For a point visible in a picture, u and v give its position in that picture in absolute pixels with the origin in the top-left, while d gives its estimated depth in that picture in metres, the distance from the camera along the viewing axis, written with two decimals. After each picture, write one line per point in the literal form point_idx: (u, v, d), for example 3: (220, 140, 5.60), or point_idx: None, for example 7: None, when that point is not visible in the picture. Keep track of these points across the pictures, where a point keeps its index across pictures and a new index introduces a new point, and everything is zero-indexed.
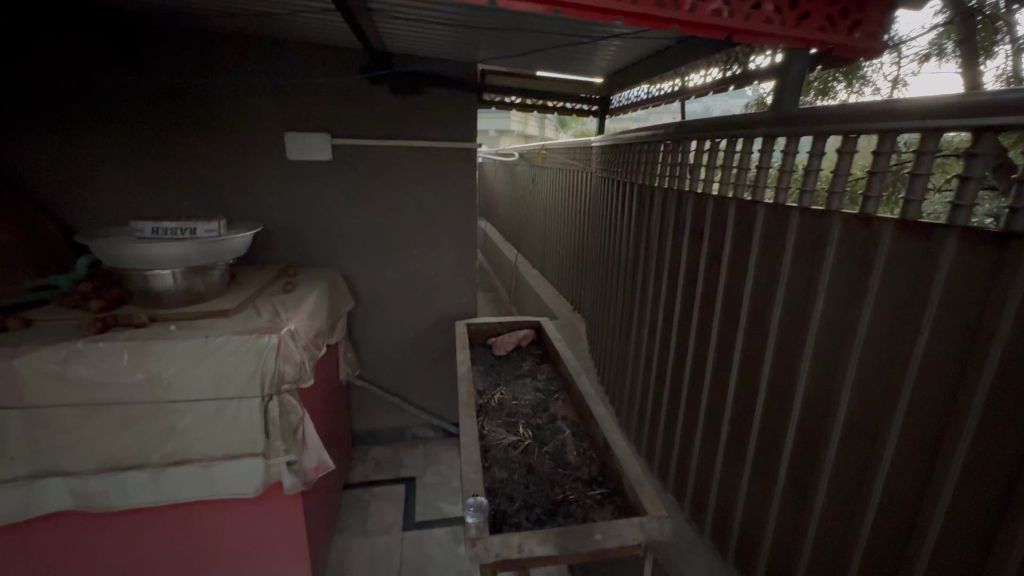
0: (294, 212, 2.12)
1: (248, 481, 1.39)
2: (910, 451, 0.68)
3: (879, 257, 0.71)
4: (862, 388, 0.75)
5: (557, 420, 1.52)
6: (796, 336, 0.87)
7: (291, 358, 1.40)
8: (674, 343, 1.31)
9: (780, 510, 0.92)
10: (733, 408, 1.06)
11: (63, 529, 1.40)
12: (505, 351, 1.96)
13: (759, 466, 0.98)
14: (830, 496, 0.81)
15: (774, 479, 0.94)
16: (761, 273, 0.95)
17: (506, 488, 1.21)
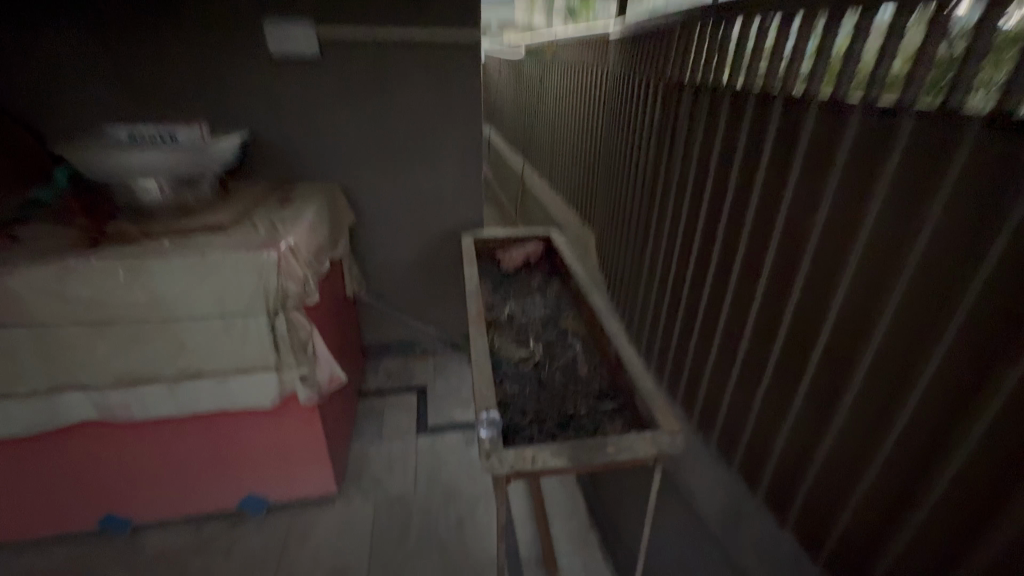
0: (284, 116, 1.95)
1: (262, 393, 1.42)
2: (938, 395, 0.65)
3: (955, 166, 0.61)
4: (897, 326, 0.70)
5: (567, 335, 1.51)
6: (838, 253, 0.79)
7: (293, 273, 1.35)
8: (695, 259, 1.24)
9: (795, 428, 0.92)
10: (755, 328, 1.02)
11: (92, 436, 1.46)
12: (514, 266, 1.91)
13: (777, 385, 0.96)
14: (846, 427, 0.80)
15: (793, 399, 0.92)
16: (804, 183, 0.86)
17: (518, 402, 1.22)
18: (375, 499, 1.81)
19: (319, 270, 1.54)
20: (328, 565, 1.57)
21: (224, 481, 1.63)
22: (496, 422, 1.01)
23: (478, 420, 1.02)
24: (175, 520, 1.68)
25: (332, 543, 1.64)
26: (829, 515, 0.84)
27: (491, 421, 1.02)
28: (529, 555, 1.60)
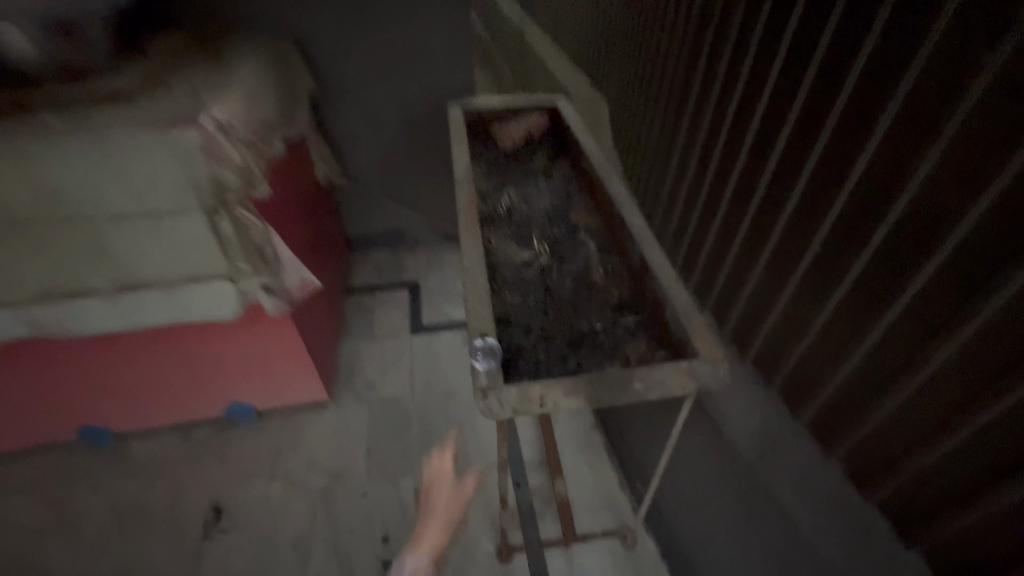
0: None
1: (222, 304, 1.20)
2: (996, 435, 0.60)
3: None
4: (964, 354, 0.62)
5: (578, 231, 1.25)
6: (962, 194, 0.60)
7: (230, 157, 1.04)
8: (755, 132, 0.94)
9: (854, 368, 0.77)
10: (831, 236, 0.78)
11: (41, 350, 1.30)
12: (512, 144, 1.59)
13: (842, 320, 0.78)
14: (881, 429, 0.74)
15: (860, 337, 0.75)
16: (909, 115, 0.65)
17: (520, 317, 1.02)
18: (369, 401, 1.71)
19: (268, 152, 1.22)
20: (323, 471, 1.52)
21: (203, 392, 1.51)
22: (496, 352, 0.81)
23: (474, 350, 0.81)
24: (161, 429, 1.60)
25: (326, 448, 1.57)
26: (893, 460, 0.74)
27: (489, 350, 0.81)
28: (531, 458, 1.54)
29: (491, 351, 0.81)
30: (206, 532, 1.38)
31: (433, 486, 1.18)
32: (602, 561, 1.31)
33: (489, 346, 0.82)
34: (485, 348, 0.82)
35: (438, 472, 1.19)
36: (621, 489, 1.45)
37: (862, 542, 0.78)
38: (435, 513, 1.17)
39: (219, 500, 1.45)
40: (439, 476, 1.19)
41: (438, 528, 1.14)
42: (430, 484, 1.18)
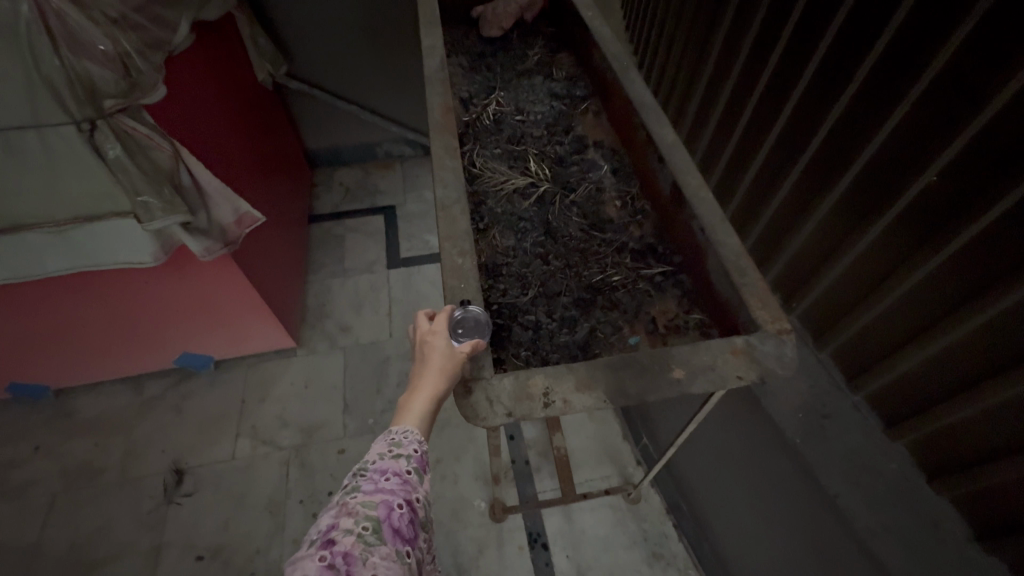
0: None
1: (132, 244, 0.94)
2: None
3: None
4: None
5: (586, 149, 0.98)
6: None
7: (92, 43, 0.72)
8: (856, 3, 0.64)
9: (948, 355, 0.59)
10: (938, 185, 0.57)
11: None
12: (500, 31, 1.23)
13: (945, 286, 0.58)
14: (950, 430, 0.61)
15: (976, 309, 0.55)
16: None
17: (512, 267, 0.79)
18: (343, 346, 1.53)
19: (161, 38, 0.89)
20: (295, 425, 1.36)
21: (146, 342, 1.30)
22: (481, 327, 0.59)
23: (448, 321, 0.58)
24: (107, 381, 1.41)
25: (297, 400, 1.41)
26: (987, 457, 0.58)
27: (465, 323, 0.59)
28: None
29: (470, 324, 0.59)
30: (168, 496, 1.25)
31: (431, 336, 0.55)
32: (602, 517, 1.22)
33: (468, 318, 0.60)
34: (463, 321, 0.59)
35: (435, 320, 0.57)
36: (623, 439, 1.33)
37: (921, 545, 0.64)
38: (432, 362, 0.54)
39: (181, 461, 1.30)
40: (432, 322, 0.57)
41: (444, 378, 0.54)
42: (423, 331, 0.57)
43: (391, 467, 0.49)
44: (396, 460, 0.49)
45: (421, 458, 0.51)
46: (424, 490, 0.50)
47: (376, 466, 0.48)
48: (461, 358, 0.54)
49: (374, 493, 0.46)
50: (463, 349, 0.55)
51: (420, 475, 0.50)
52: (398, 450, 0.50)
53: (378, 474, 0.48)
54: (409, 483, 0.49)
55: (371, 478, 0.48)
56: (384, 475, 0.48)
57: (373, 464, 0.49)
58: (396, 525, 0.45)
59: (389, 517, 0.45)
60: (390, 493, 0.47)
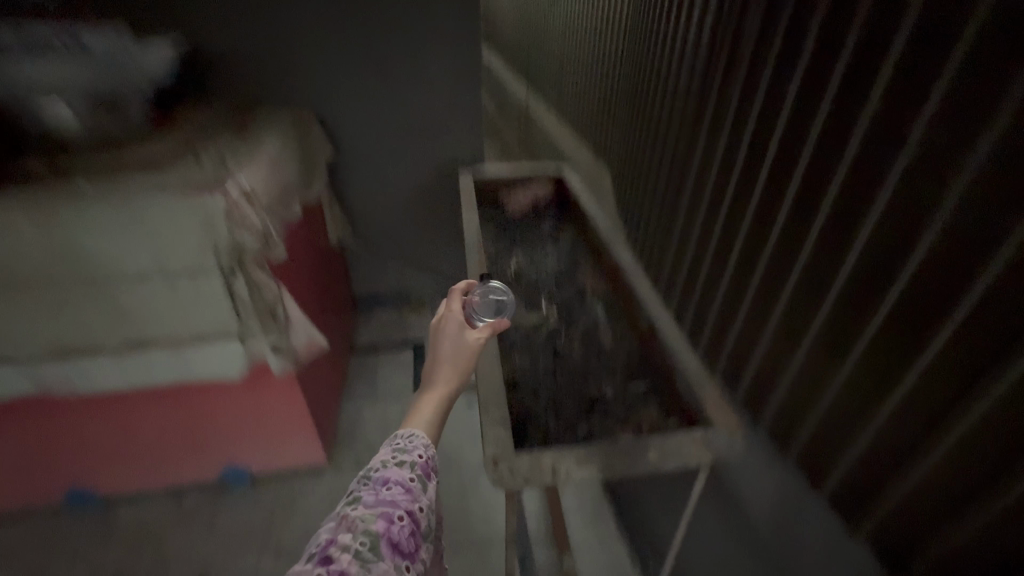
0: (231, 26, 1.55)
1: (226, 361, 1.19)
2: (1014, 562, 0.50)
3: None
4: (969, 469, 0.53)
5: (586, 295, 1.28)
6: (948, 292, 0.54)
7: (250, 222, 1.08)
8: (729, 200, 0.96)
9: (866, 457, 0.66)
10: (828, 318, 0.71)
11: (41, 411, 1.27)
12: (521, 211, 1.68)
13: (971, 275, 0.52)
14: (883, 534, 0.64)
15: (879, 406, 0.63)
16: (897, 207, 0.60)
17: (527, 379, 1.01)
18: None
19: (284, 215, 1.27)
20: None
21: (200, 453, 1.47)
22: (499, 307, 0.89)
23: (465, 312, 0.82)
24: (152, 493, 1.54)
25: (321, 516, 1.50)
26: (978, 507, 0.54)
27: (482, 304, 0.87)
28: (538, 533, 1.45)
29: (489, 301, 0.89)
30: None
31: (446, 327, 0.77)
32: None
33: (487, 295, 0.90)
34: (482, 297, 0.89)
35: (451, 312, 0.79)
36: (633, 568, 1.36)
37: None
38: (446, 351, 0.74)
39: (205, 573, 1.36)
40: (447, 316, 0.79)
41: (451, 376, 0.73)
42: (438, 327, 0.78)
43: (395, 477, 0.61)
44: (400, 471, 0.62)
45: (422, 467, 0.64)
46: (421, 501, 0.61)
47: (382, 474, 0.61)
48: (467, 347, 0.75)
49: (377, 504, 0.58)
50: (468, 340, 0.75)
51: (420, 484, 0.62)
52: (402, 459, 0.63)
53: (383, 482, 0.60)
54: (411, 493, 0.61)
55: (377, 487, 0.59)
56: (388, 484, 0.60)
57: (379, 474, 0.61)
58: (394, 536, 0.56)
59: (390, 528, 0.56)
60: (391, 503, 0.58)
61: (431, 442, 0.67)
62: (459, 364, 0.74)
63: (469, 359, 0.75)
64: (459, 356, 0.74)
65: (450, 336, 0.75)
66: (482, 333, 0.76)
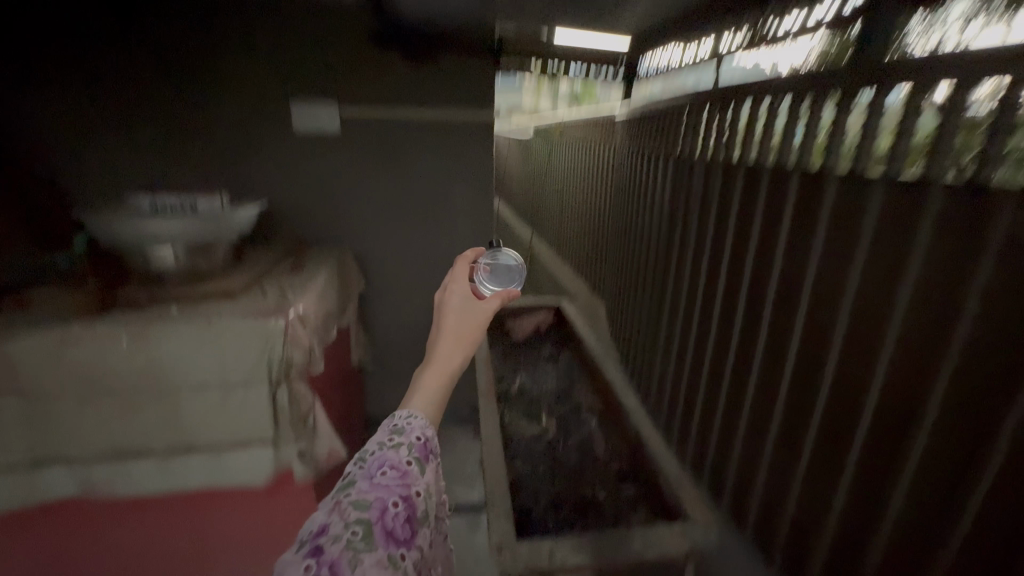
0: (295, 189, 1.94)
1: (258, 468, 1.32)
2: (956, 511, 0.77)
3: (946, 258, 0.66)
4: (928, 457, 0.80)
5: (581, 410, 1.52)
6: None
7: (300, 342, 1.32)
8: None
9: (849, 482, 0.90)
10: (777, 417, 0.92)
11: (59, 523, 1.30)
12: (524, 336, 1.96)
13: None
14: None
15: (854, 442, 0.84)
16: None
17: (529, 483, 1.23)
18: None
19: (324, 337, 1.51)
20: None
21: (209, 568, 1.48)
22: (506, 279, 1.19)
23: (468, 286, 1.08)
24: None
25: None
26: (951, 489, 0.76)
27: (484, 276, 1.16)
28: None
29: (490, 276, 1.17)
30: None
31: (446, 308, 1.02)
32: None
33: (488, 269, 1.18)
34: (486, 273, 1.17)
35: (449, 296, 1.04)
36: None
37: None
38: (445, 324, 0.99)
39: None
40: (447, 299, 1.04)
41: (454, 349, 0.96)
42: (446, 305, 1.02)
43: (389, 464, 0.77)
44: (394, 457, 0.78)
45: (415, 451, 0.81)
46: (411, 486, 0.77)
47: (378, 461, 0.77)
48: (464, 319, 1.00)
49: (371, 490, 0.73)
50: (465, 316, 1.00)
51: (414, 466, 0.79)
52: (398, 444, 0.80)
53: (378, 468, 0.76)
54: (404, 476, 0.77)
55: (373, 473, 0.75)
56: (383, 469, 0.76)
57: (376, 461, 0.77)
58: (384, 519, 0.70)
59: (381, 512, 0.71)
60: (383, 489, 0.73)
61: (423, 424, 0.85)
62: (461, 336, 0.98)
63: (468, 331, 0.99)
64: (462, 329, 0.98)
65: (454, 313, 1.00)
66: (482, 308, 1.02)
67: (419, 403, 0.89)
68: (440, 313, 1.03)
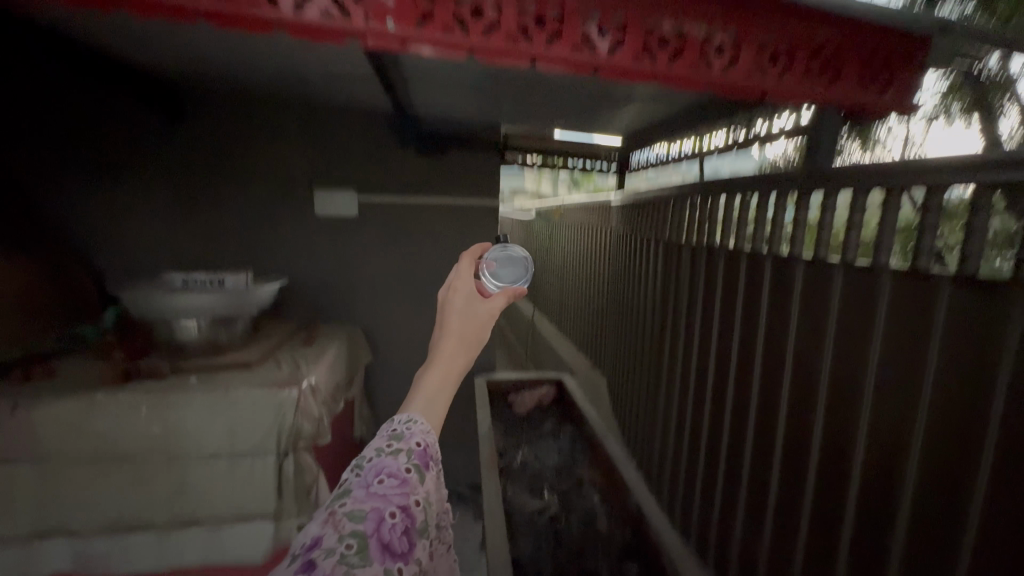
0: (313, 267, 2.08)
1: (256, 544, 1.31)
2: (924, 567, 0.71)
3: (879, 311, 0.74)
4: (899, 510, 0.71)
5: (584, 485, 1.51)
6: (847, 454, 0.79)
7: (311, 412, 1.36)
8: (696, 396, 1.24)
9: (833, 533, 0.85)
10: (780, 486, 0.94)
11: None
12: (527, 410, 1.96)
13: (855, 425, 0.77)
14: None
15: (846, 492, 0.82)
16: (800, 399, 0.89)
17: (530, 560, 1.20)
18: None
19: (333, 409, 1.55)
20: None
21: None
22: (513, 278, 0.97)
23: (475, 281, 0.94)
24: None
25: None
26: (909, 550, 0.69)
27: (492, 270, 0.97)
28: None
29: (494, 275, 0.96)
30: None
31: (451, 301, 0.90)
32: None
33: (490, 267, 0.96)
34: (488, 271, 0.96)
35: (454, 290, 0.91)
36: None
37: None
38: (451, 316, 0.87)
39: None
40: (452, 294, 0.91)
41: (458, 351, 0.85)
42: (448, 305, 0.90)
43: (386, 470, 0.64)
44: (392, 463, 0.66)
45: (415, 456, 0.68)
46: (413, 496, 0.64)
47: (373, 467, 0.65)
48: (470, 317, 0.88)
49: (366, 499, 0.60)
50: (473, 313, 0.88)
51: (414, 474, 0.67)
52: (396, 449, 0.68)
53: (374, 475, 0.64)
54: (403, 483, 0.64)
55: (368, 481, 0.63)
56: (379, 477, 0.64)
57: (373, 465, 0.65)
58: (383, 532, 0.57)
59: (377, 525, 0.58)
60: (381, 498, 0.61)
61: (424, 429, 0.73)
62: (464, 338, 0.86)
63: (473, 334, 0.87)
64: (465, 330, 0.86)
65: (457, 314, 0.87)
66: (487, 308, 0.90)
67: (421, 406, 0.77)
68: (441, 315, 0.90)
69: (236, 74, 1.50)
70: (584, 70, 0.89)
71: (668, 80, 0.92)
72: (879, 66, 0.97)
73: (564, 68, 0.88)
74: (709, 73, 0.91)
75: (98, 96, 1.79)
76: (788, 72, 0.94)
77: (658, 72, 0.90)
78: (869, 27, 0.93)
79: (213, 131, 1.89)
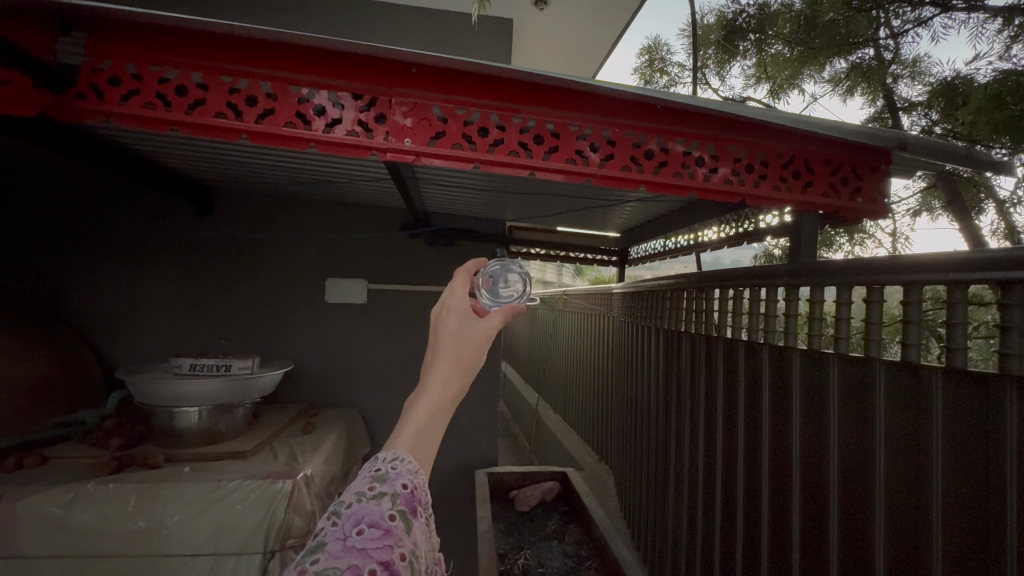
0: (319, 352, 2.11)
1: None
2: None
3: (879, 405, 0.72)
4: None
5: None
6: (865, 559, 0.74)
7: (303, 506, 1.29)
8: (707, 491, 1.19)
9: None
10: None
11: None
12: (528, 506, 1.86)
13: (870, 528, 0.73)
14: None
15: None
16: (811, 499, 0.85)
17: None
18: None
19: (326, 502, 1.48)
20: None
21: None
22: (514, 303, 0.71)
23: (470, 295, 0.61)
24: None
25: None
26: None
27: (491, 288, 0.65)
28: None
29: (496, 291, 0.69)
30: None
31: (444, 313, 0.57)
32: None
33: (493, 277, 0.69)
34: (489, 283, 0.67)
35: (449, 297, 0.58)
36: None
37: None
38: (444, 339, 0.55)
39: None
40: (445, 304, 0.58)
41: (451, 379, 0.55)
42: (438, 320, 0.57)
43: (368, 516, 0.46)
44: (374, 507, 0.47)
45: (405, 500, 0.48)
46: (406, 543, 0.46)
47: (351, 513, 0.46)
48: (473, 341, 0.56)
49: (341, 555, 0.43)
50: (476, 335, 0.56)
51: (403, 523, 0.47)
52: (379, 491, 0.48)
53: (352, 523, 0.45)
54: (389, 535, 0.46)
55: (345, 531, 0.45)
56: (358, 526, 0.45)
57: (349, 507, 0.47)
58: None
59: None
60: (361, 551, 0.43)
61: (414, 468, 0.51)
62: (462, 360, 0.56)
63: (476, 356, 0.57)
64: (463, 350, 0.56)
65: (451, 331, 0.56)
66: (490, 322, 0.57)
67: (412, 447, 0.53)
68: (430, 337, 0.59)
69: (264, 177, 1.64)
70: (578, 176, 0.97)
71: (655, 185, 1.00)
72: (845, 175, 1.08)
73: (560, 175, 0.96)
74: (692, 180, 1.01)
75: (134, 193, 1.94)
76: (762, 179, 1.04)
77: (644, 178, 0.98)
78: (831, 142, 1.04)
79: (236, 225, 2.03)
